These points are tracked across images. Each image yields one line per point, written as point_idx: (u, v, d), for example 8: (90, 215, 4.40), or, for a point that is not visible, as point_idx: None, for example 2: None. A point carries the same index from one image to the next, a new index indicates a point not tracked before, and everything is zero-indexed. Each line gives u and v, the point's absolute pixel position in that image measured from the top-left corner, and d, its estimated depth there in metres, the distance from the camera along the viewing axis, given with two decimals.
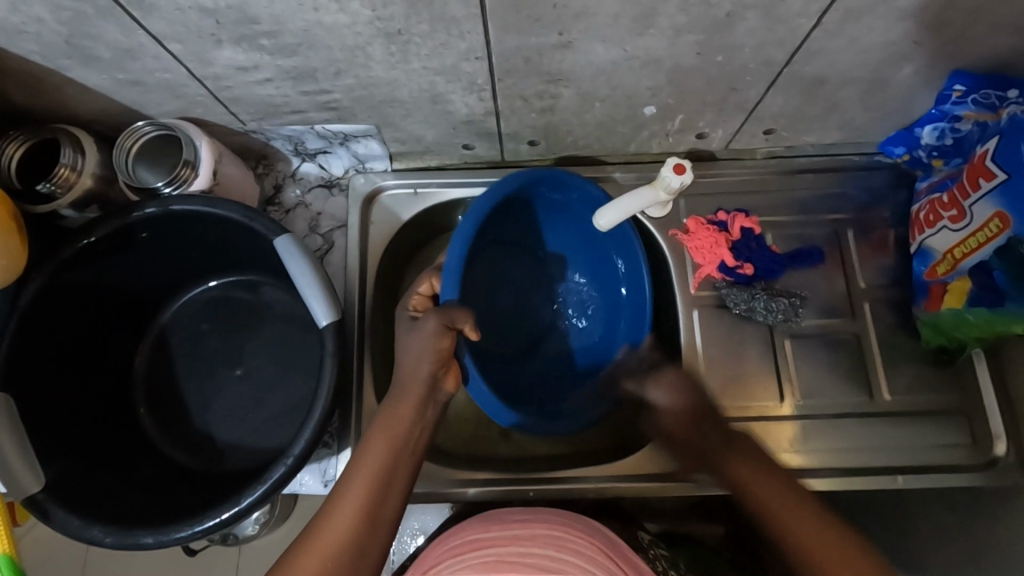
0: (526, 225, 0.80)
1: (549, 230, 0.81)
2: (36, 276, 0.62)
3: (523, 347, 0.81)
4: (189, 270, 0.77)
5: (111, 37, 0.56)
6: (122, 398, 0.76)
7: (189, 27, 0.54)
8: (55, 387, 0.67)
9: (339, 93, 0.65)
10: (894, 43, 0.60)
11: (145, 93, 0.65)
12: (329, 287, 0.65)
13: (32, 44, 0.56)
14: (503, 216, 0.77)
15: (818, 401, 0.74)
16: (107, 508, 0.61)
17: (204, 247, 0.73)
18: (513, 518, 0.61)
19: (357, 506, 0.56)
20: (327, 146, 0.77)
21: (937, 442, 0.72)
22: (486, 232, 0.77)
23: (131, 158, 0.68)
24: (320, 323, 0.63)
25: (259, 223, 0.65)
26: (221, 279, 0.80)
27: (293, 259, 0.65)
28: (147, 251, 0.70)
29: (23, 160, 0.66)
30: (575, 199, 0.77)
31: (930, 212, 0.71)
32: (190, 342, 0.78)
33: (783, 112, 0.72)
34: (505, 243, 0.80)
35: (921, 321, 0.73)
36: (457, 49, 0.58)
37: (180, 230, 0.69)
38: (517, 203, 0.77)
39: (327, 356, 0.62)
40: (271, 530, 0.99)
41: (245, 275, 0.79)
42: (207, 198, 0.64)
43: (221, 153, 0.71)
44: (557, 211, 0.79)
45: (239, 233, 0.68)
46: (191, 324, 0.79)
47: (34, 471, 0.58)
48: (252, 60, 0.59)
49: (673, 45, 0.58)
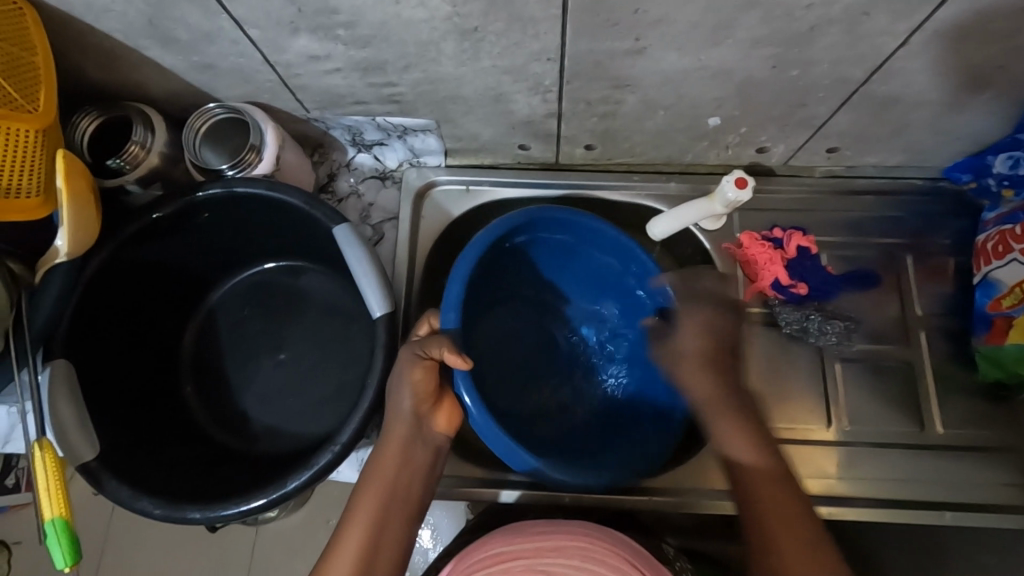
0: (534, 266, 0.80)
1: (564, 271, 0.80)
2: (100, 250, 0.63)
3: (540, 389, 0.78)
4: (241, 254, 0.78)
5: (192, 20, 0.57)
6: (167, 375, 0.77)
7: (271, 15, 0.55)
8: (106, 361, 0.69)
9: (403, 87, 0.66)
10: (977, 67, 0.58)
11: (215, 76, 0.66)
12: (383, 276, 0.66)
13: (116, 23, 0.58)
14: (503, 259, 0.76)
15: (863, 427, 0.72)
16: (155, 482, 0.62)
17: (259, 230, 0.74)
18: (536, 528, 0.60)
19: (348, 564, 0.56)
20: (385, 138, 0.77)
21: (986, 481, 0.69)
22: (493, 273, 0.76)
23: (199, 139, 0.69)
24: (373, 313, 0.64)
25: (321, 211, 0.66)
26: (278, 262, 0.80)
27: (350, 246, 0.65)
28: (202, 232, 0.71)
29: (95, 135, 0.68)
30: (584, 236, 0.75)
31: (998, 243, 0.68)
32: (232, 327, 0.79)
33: (849, 131, 0.70)
34: (515, 284, 0.80)
35: (979, 354, 0.71)
36: (528, 49, 0.57)
37: (237, 213, 0.70)
38: (516, 245, 0.75)
39: (380, 347, 0.63)
40: (287, 513, 1.01)
41: (291, 260, 0.80)
42: (270, 181, 0.66)
43: (284, 138, 0.72)
44: (570, 252, 0.78)
45: (297, 219, 0.69)
46: (236, 309, 0.80)
47: (88, 438, 0.60)
48: (325, 49, 0.60)
49: (748, 57, 0.57)
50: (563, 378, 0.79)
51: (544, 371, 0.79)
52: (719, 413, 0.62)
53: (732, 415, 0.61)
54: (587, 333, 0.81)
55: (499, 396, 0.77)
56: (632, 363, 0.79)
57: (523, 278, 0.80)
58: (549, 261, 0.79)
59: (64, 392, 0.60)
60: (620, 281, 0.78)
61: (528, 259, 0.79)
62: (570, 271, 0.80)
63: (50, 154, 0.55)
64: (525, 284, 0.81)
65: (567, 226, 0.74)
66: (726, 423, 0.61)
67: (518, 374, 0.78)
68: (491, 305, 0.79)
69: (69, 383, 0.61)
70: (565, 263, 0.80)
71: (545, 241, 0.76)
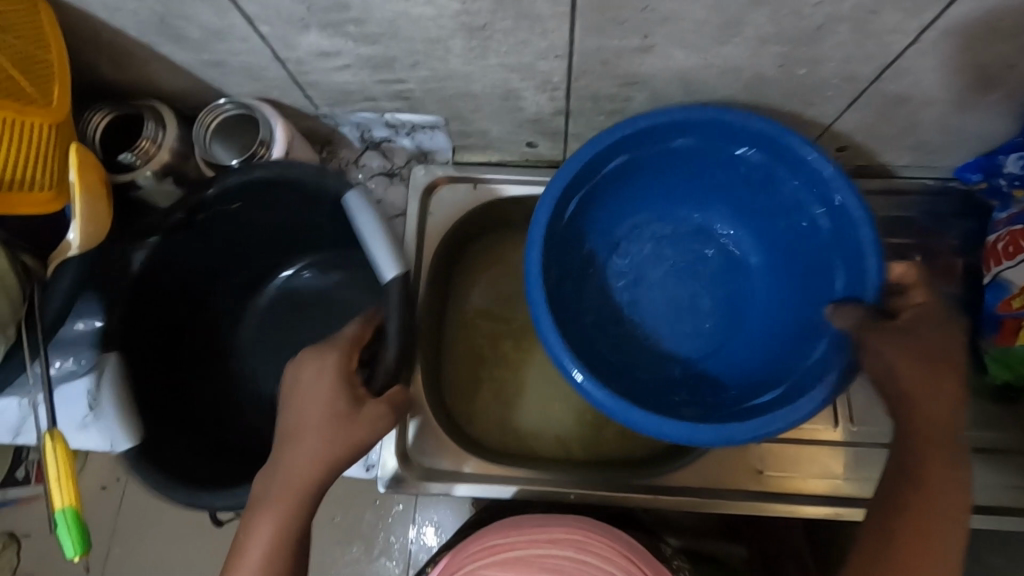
0: (721, 187, 0.71)
1: (757, 199, 0.70)
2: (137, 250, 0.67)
3: (674, 322, 0.72)
4: (275, 246, 0.79)
5: (203, 17, 0.57)
6: (218, 371, 0.81)
7: (282, 12, 0.55)
8: (146, 358, 0.72)
9: (412, 84, 0.66)
10: (988, 65, 0.58)
11: (225, 73, 0.67)
12: (396, 243, 0.64)
13: (127, 19, 0.58)
14: (672, 166, 0.69)
15: (869, 429, 0.72)
16: (196, 471, 0.66)
17: (296, 225, 0.75)
18: (531, 522, 0.59)
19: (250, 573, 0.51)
20: (394, 135, 0.78)
21: (995, 483, 0.69)
22: (656, 180, 0.71)
23: (209, 134, 0.70)
24: (386, 276, 0.62)
25: (330, 178, 0.66)
26: (316, 261, 0.83)
27: (361, 211, 0.64)
28: (241, 229, 0.74)
29: (107, 130, 0.69)
30: (774, 156, 0.64)
31: (1009, 244, 0.66)
32: (277, 322, 0.82)
33: (858, 130, 0.70)
34: (685, 202, 0.74)
35: (990, 356, 0.70)
36: (536, 47, 0.58)
37: (269, 206, 0.71)
38: (690, 153, 0.67)
39: (393, 313, 0.62)
40: None
41: (331, 258, 0.82)
42: (284, 163, 0.66)
43: (294, 135, 0.72)
44: (759, 177, 0.67)
45: (325, 209, 0.70)
46: (283, 304, 0.83)
47: None
48: (334, 46, 0.60)
49: (756, 55, 0.57)
50: (704, 316, 0.72)
51: (692, 303, 0.73)
52: (933, 434, 0.51)
53: (950, 448, 0.51)
54: (728, 296, 0.73)
55: (609, 344, 0.72)
56: (799, 326, 0.67)
57: (697, 203, 0.74)
58: (740, 183, 0.69)
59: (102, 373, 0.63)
60: (811, 236, 0.66)
61: (697, 185, 0.72)
62: (761, 202, 0.69)
63: (63, 150, 0.56)
64: (694, 212, 0.74)
65: (751, 137, 0.63)
66: (944, 448, 0.51)
67: (659, 296, 0.73)
68: (632, 237, 0.74)
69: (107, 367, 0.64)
70: (750, 199, 0.70)
71: (733, 155, 0.66)
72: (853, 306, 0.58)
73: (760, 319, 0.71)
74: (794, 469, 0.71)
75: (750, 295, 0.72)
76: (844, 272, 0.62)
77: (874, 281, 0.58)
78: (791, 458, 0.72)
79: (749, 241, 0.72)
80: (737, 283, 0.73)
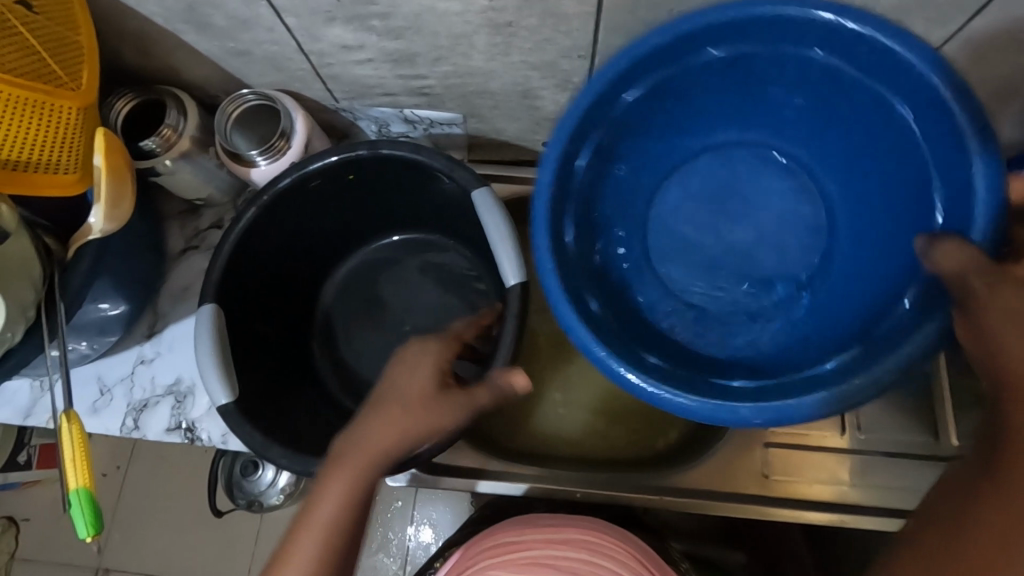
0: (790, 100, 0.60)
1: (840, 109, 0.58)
2: (247, 210, 0.66)
3: (727, 270, 0.63)
4: (342, 225, 0.79)
5: (230, 6, 0.58)
6: (301, 333, 0.81)
7: (309, 4, 0.56)
8: (250, 315, 0.72)
9: (433, 80, 0.67)
10: (1008, 77, 0.58)
11: (248, 63, 0.67)
12: (520, 247, 0.62)
13: (155, 6, 0.59)
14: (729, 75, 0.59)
15: (877, 437, 0.72)
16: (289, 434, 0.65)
17: (398, 201, 0.76)
18: (544, 521, 0.60)
19: (310, 549, 0.48)
20: (411, 130, 0.78)
21: None
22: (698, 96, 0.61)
23: (230, 124, 0.70)
24: (507, 283, 0.61)
25: (463, 175, 0.64)
26: (404, 235, 0.84)
27: (489, 209, 0.63)
28: (351, 196, 0.74)
29: (128, 116, 0.69)
30: (859, 59, 0.53)
31: None
32: (362, 282, 0.84)
33: None
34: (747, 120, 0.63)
35: None
36: (559, 45, 0.58)
37: (389, 179, 0.71)
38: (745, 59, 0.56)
39: (512, 315, 0.60)
40: (294, 501, 1.09)
41: (427, 234, 0.83)
42: (415, 145, 0.65)
43: (313, 127, 0.73)
44: (841, 86, 0.56)
45: (446, 192, 0.70)
46: (368, 272, 0.84)
47: (228, 383, 0.62)
48: (358, 39, 0.61)
49: None
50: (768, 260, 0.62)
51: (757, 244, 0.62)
52: None
53: None
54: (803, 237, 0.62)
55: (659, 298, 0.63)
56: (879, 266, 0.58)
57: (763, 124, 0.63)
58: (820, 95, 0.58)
59: (207, 333, 0.63)
60: (909, 155, 0.55)
61: (756, 105, 0.62)
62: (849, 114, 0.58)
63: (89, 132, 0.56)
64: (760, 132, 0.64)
65: (824, 36, 0.52)
66: None
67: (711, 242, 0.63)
68: (684, 163, 0.65)
69: (214, 324, 0.64)
70: (824, 114, 0.60)
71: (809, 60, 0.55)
72: (951, 241, 0.47)
73: (847, 258, 0.61)
74: (798, 475, 0.71)
75: (834, 237, 0.62)
76: (945, 194, 0.51)
77: (982, 212, 0.47)
78: (796, 463, 0.72)
79: (827, 166, 0.62)
80: (819, 215, 0.63)
